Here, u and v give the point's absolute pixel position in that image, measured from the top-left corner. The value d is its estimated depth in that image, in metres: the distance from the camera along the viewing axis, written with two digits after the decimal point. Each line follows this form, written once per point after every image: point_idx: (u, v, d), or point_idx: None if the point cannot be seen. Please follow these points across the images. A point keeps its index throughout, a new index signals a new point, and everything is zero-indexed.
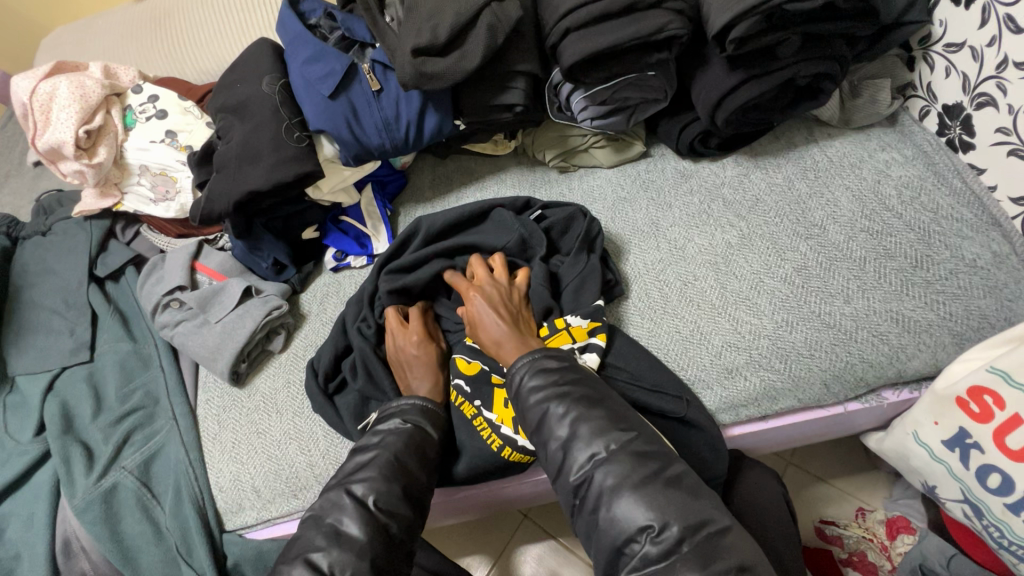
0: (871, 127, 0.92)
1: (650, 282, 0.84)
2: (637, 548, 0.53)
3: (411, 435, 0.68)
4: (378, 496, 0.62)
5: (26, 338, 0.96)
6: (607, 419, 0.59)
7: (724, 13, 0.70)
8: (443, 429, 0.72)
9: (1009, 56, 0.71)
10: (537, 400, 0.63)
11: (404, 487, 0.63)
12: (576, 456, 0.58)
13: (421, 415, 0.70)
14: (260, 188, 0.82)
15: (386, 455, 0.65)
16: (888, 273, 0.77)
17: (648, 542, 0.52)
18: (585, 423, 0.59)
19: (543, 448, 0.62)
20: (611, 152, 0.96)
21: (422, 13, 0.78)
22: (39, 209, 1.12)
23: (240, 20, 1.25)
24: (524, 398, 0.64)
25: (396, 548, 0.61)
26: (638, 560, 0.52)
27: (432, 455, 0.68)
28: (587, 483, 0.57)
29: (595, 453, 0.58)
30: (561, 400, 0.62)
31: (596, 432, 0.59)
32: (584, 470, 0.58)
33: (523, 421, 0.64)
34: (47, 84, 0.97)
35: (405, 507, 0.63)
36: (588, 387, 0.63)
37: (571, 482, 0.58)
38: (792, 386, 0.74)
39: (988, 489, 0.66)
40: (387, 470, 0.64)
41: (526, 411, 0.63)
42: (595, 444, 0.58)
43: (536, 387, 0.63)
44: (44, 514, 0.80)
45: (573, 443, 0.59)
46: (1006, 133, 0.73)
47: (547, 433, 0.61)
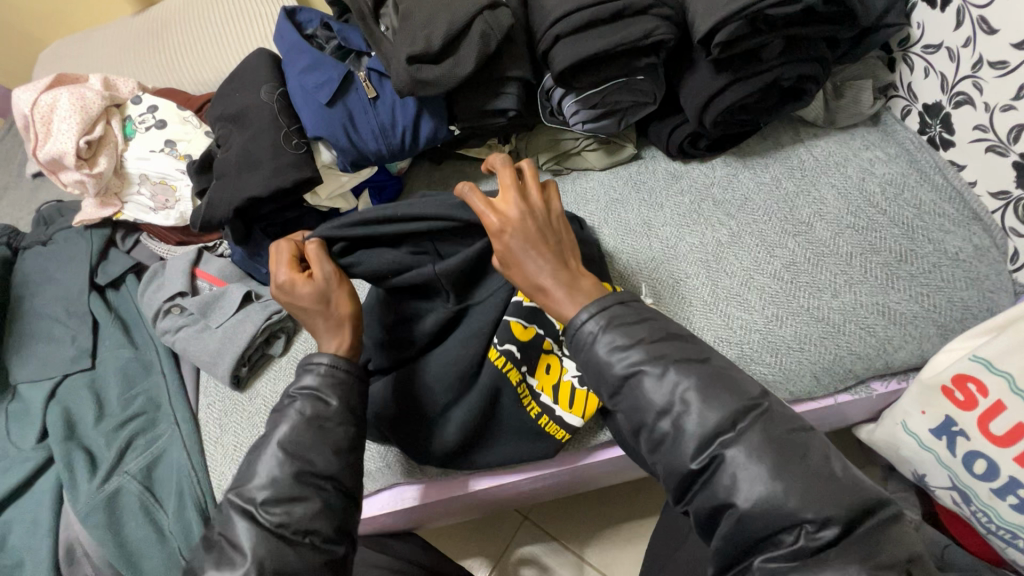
0: (855, 127, 0.94)
1: (644, 280, 0.85)
2: (787, 540, 0.48)
3: (303, 412, 0.60)
4: (265, 496, 0.55)
5: (28, 347, 0.97)
6: (719, 386, 0.53)
7: (709, 18, 0.73)
8: (349, 393, 0.62)
9: (983, 56, 0.73)
10: (626, 362, 0.54)
11: (295, 473, 0.56)
12: (692, 432, 0.51)
13: (320, 380, 0.62)
14: (259, 195, 0.84)
15: (274, 443, 0.58)
16: (873, 267, 0.79)
17: (804, 536, 0.47)
18: (691, 390, 0.52)
19: (638, 420, 0.54)
20: (603, 154, 0.98)
21: (416, 23, 0.80)
22: (39, 219, 1.13)
23: (237, 31, 1.27)
24: (605, 359, 0.55)
25: (321, 537, 0.56)
26: (790, 553, 0.48)
27: (337, 427, 0.60)
28: (713, 463, 0.51)
29: (718, 429, 0.51)
30: (658, 363, 0.54)
31: (710, 403, 0.52)
32: (707, 452, 0.51)
33: (602, 384, 0.56)
34: (48, 96, 0.99)
35: (311, 493, 0.56)
36: (681, 344, 0.56)
37: (694, 463, 0.51)
38: (783, 378, 0.75)
39: (975, 475, 0.68)
40: (284, 459, 0.57)
41: (607, 374, 0.55)
42: (714, 419, 0.51)
43: (620, 348, 0.55)
44: (47, 520, 0.81)
45: (686, 416, 0.52)
46: (984, 130, 0.76)
47: (647, 402, 0.53)
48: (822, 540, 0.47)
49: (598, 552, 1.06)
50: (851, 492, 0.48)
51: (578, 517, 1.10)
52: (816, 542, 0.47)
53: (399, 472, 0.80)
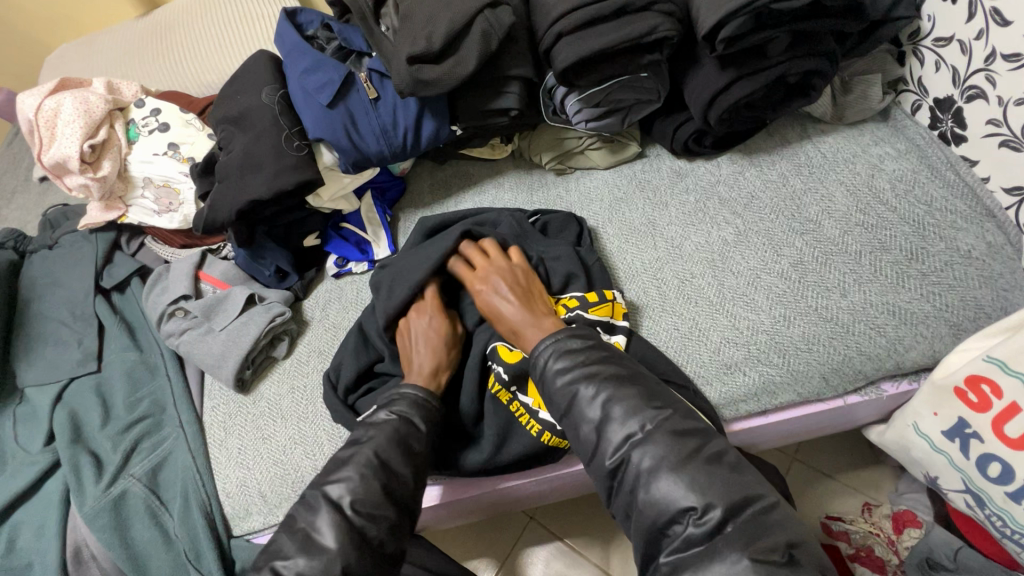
0: (864, 123, 0.92)
1: (648, 281, 0.84)
2: (680, 530, 0.50)
3: (392, 429, 0.64)
4: (355, 497, 0.59)
5: (34, 350, 0.97)
6: (640, 396, 0.56)
7: (714, 13, 0.72)
8: (432, 422, 0.67)
9: (996, 49, 0.71)
10: (564, 382, 0.59)
11: (385, 486, 0.60)
12: (611, 438, 0.55)
13: (411, 406, 0.66)
14: (261, 197, 0.84)
15: (366, 452, 0.62)
16: (883, 265, 0.78)
17: (692, 524, 0.50)
18: (615, 402, 0.56)
19: (576, 433, 0.58)
20: (607, 153, 0.97)
21: (416, 22, 0.79)
22: (45, 223, 1.14)
23: (239, 32, 1.27)
24: (548, 380, 0.61)
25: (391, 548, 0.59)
26: (683, 541, 0.50)
27: (421, 451, 0.64)
28: (623, 466, 0.54)
29: (630, 434, 0.55)
30: (590, 381, 0.58)
31: (629, 411, 0.56)
32: (619, 453, 0.55)
33: (551, 406, 0.61)
34: (51, 101, 0.99)
35: (390, 507, 0.60)
36: (614, 364, 0.60)
37: (606, 466, 0.55)
38: (791, 379, 0.74)
39: (989, 479, 0.66)
40: (376, 467, 0.61)
41: (550, 393, 0.61)
42: (631, 425, 0.55)
43: (563, 370, 0.60)
44: (55, 522, 0.81)
45: (607, 424, 0.56)
46: (997, 125, 0.74)
47: (578, 416, 0.58)
48: (707, 526, 0.49)
49: (604, 553, 1.05)
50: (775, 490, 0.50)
51: (584, 518, 1.09)
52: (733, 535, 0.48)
53: None
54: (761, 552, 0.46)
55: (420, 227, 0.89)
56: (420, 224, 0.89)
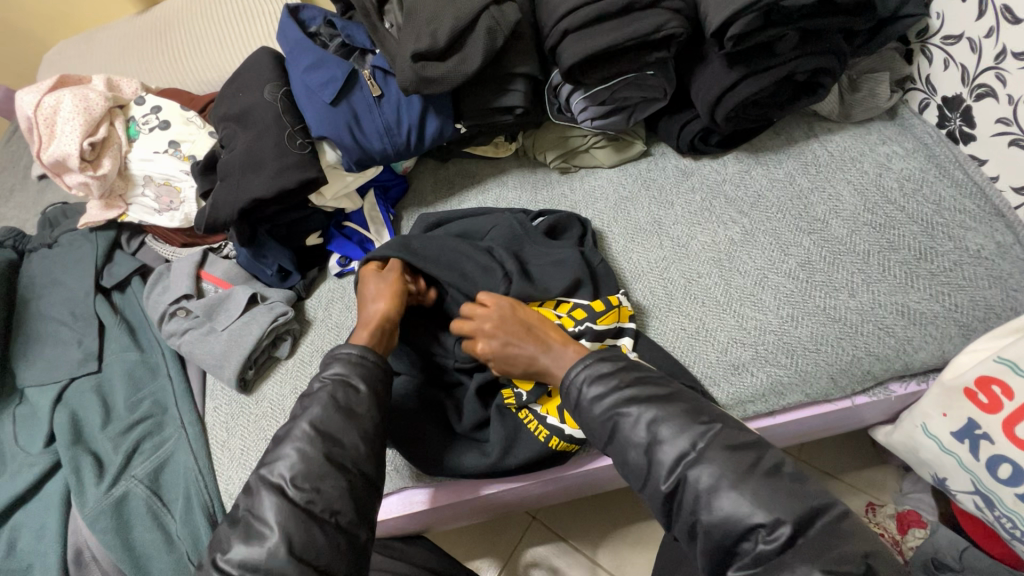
0: (871, 121, 0.92)
1: (654, 281, 0.84)
2: (750, 547, 0.49)
3: (334, 395, 0.61)
4: (295, 472, 0.57)
5: (34, 350, 0.96)
6: (686, 414, 0.55)
7: (722, 11, 0.71)
8: (374, 381, 0.64)
9: (1007, 46, 0.71)
10: (604, 407, 0.58)
11: (326, 453, 0.58)
12: (663, 459, 0.54)
13: (348, 367, 0.64)
14: (264, 196, 0.83)
15: (302, 425, 0.59)
16: (892, 265, 0.77)
17: (761, 541, 0.48)
18: (658, 422, 0.55)
19: (622, 459, 0.57)
20: (612, 152, 0.96)
21: (421, 19, 0.79)
22: (45, 221, 1.13)
23: (240, 29, 1.26)
24: (587, 406, 0.60)
25: (347, 521, 0.56)
26: (754, 560, 0.49)
27: (365, 413, 0.62)
28: (681, 487, 0.53)
29: (684, 453, 0.53)
30: (631, 403, 0.57)
31: (675, 431, 0.54)
32: (674, 475, 0.53)
33: (592, 432, 0.60)
34: (51, 98, 0.98)
35: (339, 474, 0.57)
36: (652, 383, 0.59)
37: (663, 489, 0.54)
38: (799, 380, 0.73)
39: (999, 480, 0.66)
40: (315, 438, 0.58)
41: (590, 419, 0.59)
42: (681, 443, 0.54)
43: (597, 395, 0.59)
44: (56, 524, 0.80)
45: (657, 446, 0.55)
46: (1007, 124, 0.73)
47: (624, 441, 0.57)
48: (776, 544, 0.48)
49: (607, 553, 1.05)
50: (797, 495, 0.50)
51: (587, 518, 1.09)
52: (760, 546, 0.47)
53: (407, 476, 0.78)
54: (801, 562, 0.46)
55: (420, 221, 0.89)
56: (421, 220, 0.89)
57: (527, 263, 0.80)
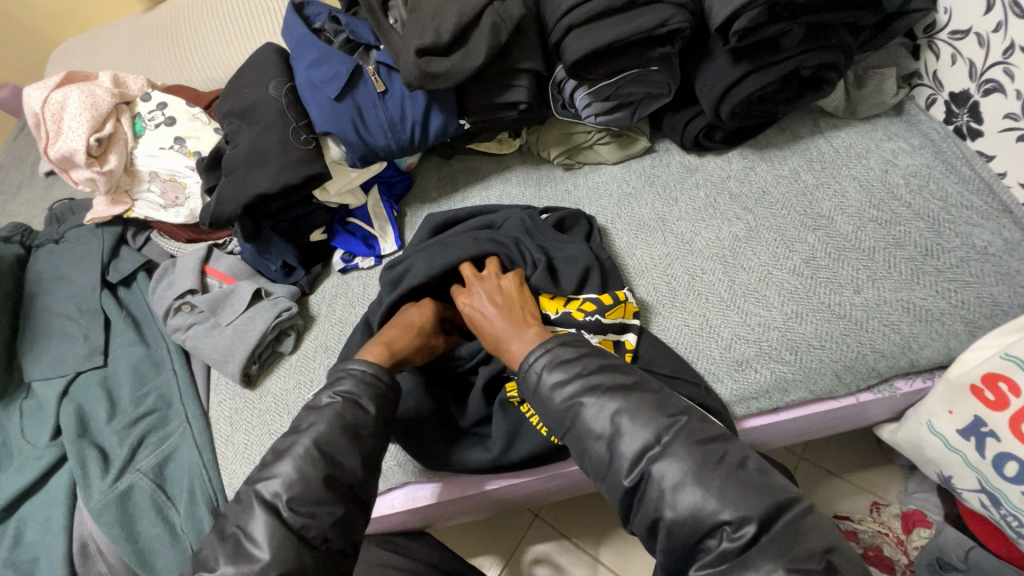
0: (877, 117, 0.91)
1: (658, 277, 0.83)
2: (714, 544, 0.49)
3: (341, 412, 0.61)
4: (293, 494, 0.56)
5: (41, 345, 0.97)
6: (651, 406, 0.55)
7: (727, 5, 0.71)
8: (383, 402, 0.64)
9: (1015, 41, 0.70)
10: (567, 396, 0.58)
11: (326, 478, 0.57)
12: (625, 452, 0.54)
13: (359, 387, 0.63)
14: (268, 191, 0.83)
15: (304, 442, 0.59)
16: (898, 262, 0.77)
17: (726, 539, 0.48)
18: (619, 413, 0.55)
19: (583, 449, 0.57)
20: (616, 148, 0.96)
21: (425, 14, 0.79)
22: (52, 217, 1.14)
23: (246, 26, 1.26)
24: (548, 394, 0.59)
25: (337, 547, 0.56)
26: (717, 557, 0.49)
27: (370, 438, 0.61)
28: (643, 481, 0.53)
29: (646, 446, 0.53)
30: (593, 392, 0.57)
31: (638, 423, 0.54)
32: (637, 469, 0.53)
33: (550, 420, 0.59)
34: (58, 94, 0.98)
35: (337, 501, 0.57)
36: (613, 372, 0.59)
37: (624, 484, 0.53)
38: (803, 377, 0.73)
39: (1005, 478, 0.65)
40: (316, 455, 0.58)
41: (551, 408, 0.59)
42: (644, 435, 0.54)
43: (559, 383, 0.59)
44: (61, 517, 0.81)
45: (619, 438, 0.54)
46: (1015, 119, 0.73)
47: (586, 431, 0.56)
48: (740, 542, 0.47)
49: (609, 551, 1.05)
50: (787, 491, 0.50)
51: (589, 516, 1.08)
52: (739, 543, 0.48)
53: (410, 471, 0.79)
54: (801, 560, 0.46)
55: (428, 222, 0.89)
56: (427, 221, 0.89)
57: (550, 258, 0.79)
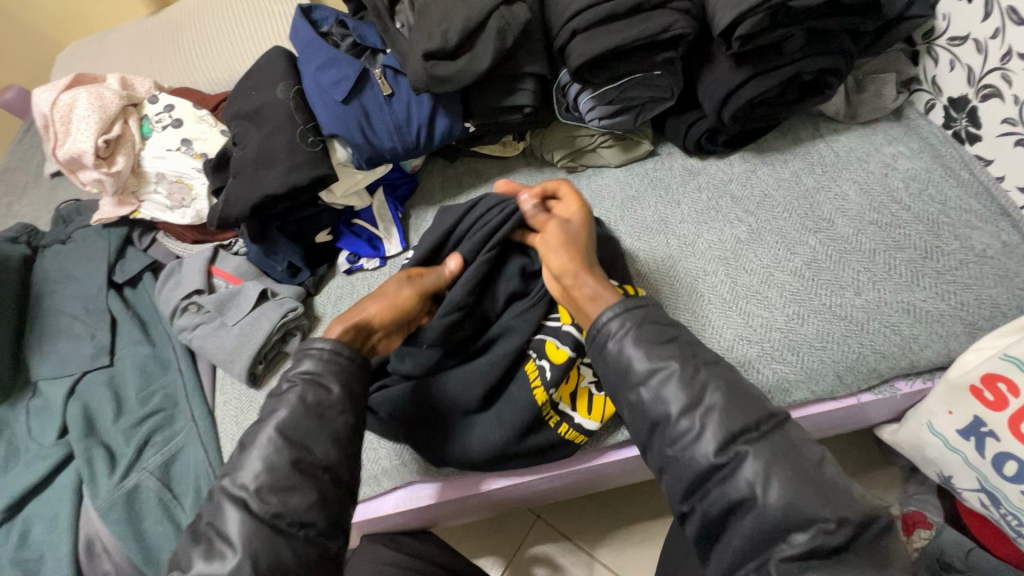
0: (877, 122, 0.92)
1: (661, 278, 0.84)
2: (801, 539, 0.48)
3: (303, 396, 0.61)
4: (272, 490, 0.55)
5: (47, 344, 0.97)
6: (744, 393, 0.56)
7: (730, 11, 0.72)
8: (346, 378, 0.63)
9: (1012, 48, 0.71)
10: (654, 356, 0.58)
11: (294, 462, 0.57)
12: (718, 431, 0.53)
13: (320, 365, 0.63)
14: (276, 192, 0.84)
15: (269, 431, 0.59)
16: (898, 264, 0.78)
17: (821, 534, 0.48)
18: (715, 390, 0.55)
19: (662, 416, 0.56)
20: (619, 151, 0.97)
21: (433, 19, 0.80)
22: (58, 218, 1.14)
23: (251, 29, 1.27)
24: (638, 355, 0.58)
25: (317, 532, 0.56)
26: (804, 552, 0.48)
27: (337, 417, 0.61)
28: (734, 462, 0.52)
29: (743, 429, 0.53)
30: (684, 361, 0.57)
31: (735, 406, 0.54)
32: (729, 449, 0.52)
33: (631, 379, 0.58)
34: (67, 96, 0.99)
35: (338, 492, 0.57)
36: (705, 353, 0.60)
37: (713, 459, 0.52)
38: (804, 377, 0.74)
39: (1005, 478, 0.66)
40: (282, 446, 0.58)
41: (636, 369, 0.58)
42: (741, 420, 0.53)
43: (648, 344, 0.59)
44: (68, 515, 0.82)
45: (711, 414, 0.54)
46: (1012, 124, 0.74)
47: (673, 399, 0.55)
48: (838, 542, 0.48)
49: (611, 552, 1.05)
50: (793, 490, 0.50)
51: (591, 517, 1.09)
52: (831, 541, 0.47)
53: (415, 471, 0.79)
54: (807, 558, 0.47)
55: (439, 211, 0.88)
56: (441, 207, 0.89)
57: None
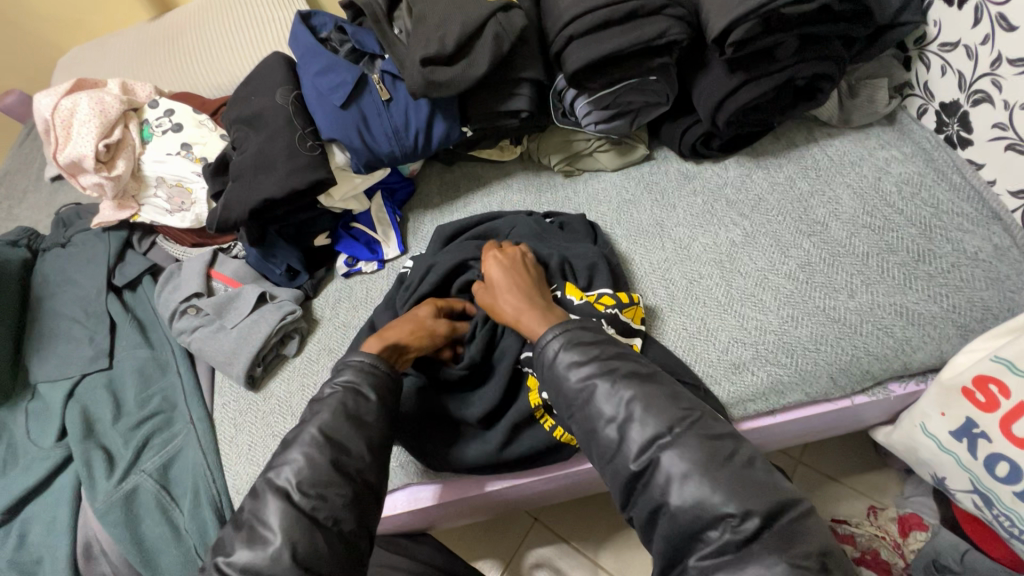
0: (871, 126, 0.93)
1: (657, 282, 0.85)
2: (715, 536, 0.50)
3: (343, 401, 0.63)
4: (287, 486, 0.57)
5: (47, 347, 0.98)
6: (665, 397, 0.57)
7: (724, 17, 0.73)
8: (386, 394, 0.66)
9: (1003, 53, 0.72)
10: (579, 376, 0.60)
11: (334, 461, 0.59)
12: (636, 437, 0.55)
13: (358, 375, 0.65)
14: (274, 196, 0.85)
15: (312, 430, 0.60)
16: (891, 267, 0.78)
17: (729, 531, 0.49)
18: (633, 398, 0.57)
19: (591, 430, 0.58)
20: (615, 155, 0.98)
21: (430, 25, 0.81)
22: (59, 222, 1.15)
23: (251, 35, 1.28)
24: (563, 373, 0.61)
25: (349, 530, 0.57)
26: (717, 548, 0.50)
27: (373, 422, 0.63)
28: (651, 468, 0.54)
29: (657, 435, 0.55)
30: (608, 376, 0.59)
31: (651, 412, 0.56)
32: (645, 454, 0.54)
33: (563, 399, 0.61)
34: (68, 101, 1.00)
35: (346, 483, 0.58)
36: (629, 361, 0.61)
37: (632, 468, 0.55)
38: (799, 380, 0.74)
39: (997, 478, 0.67)
40: (324, 445, 0.60)
41: (564, 387, 0.60)
42: (656, 425, 0.55)
43: (576, 362, 0.60)
44: (66, 517, 0.82)
45: (630, 423, 0.56)
46: (1003, 128, 0.75)
47: (596, 413, 0.58)
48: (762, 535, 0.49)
49: (609, 554, 1.06)
50: (784, 490, 0.51)
51: (589, 520, 1.09)
52: (739, 536, 0.49)
53: (412, 472, 0.80)
54: (800, 558, 0.47)
55: (438, 234, 0.90)
56: (438, 233, 0.90)
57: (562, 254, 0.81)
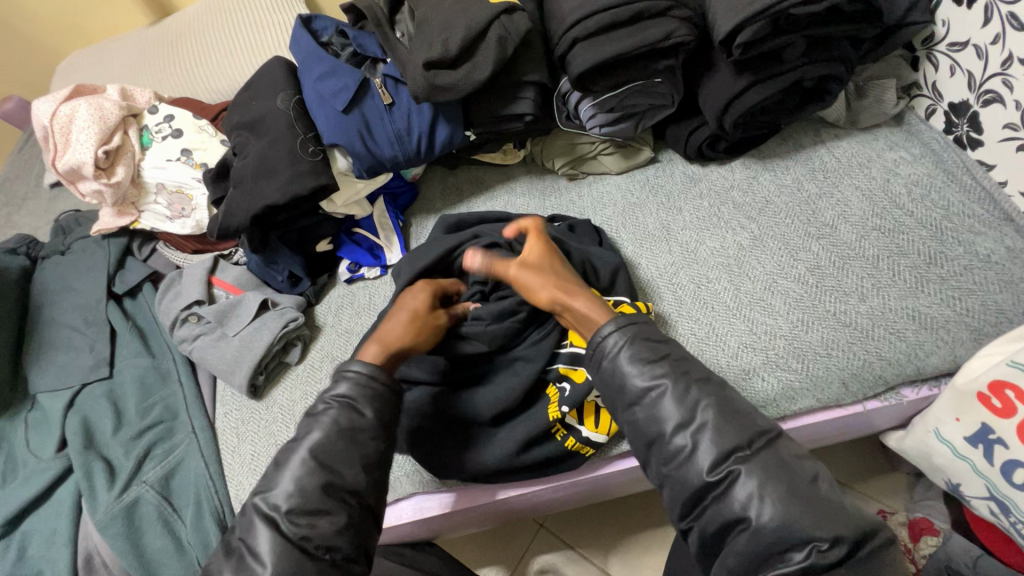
0: (878, 127, 0.92)
1: (664, 286, 0.84)
2: (799, 557, 0.49)
3: (337, 420, 0.61)
4: (291, 506, 0.57)
5: (46, 356, 0.97)
6: (737, 410, 0.57)
7: (732, 17, 0.72)
8: (383, 404, 0.64)
9: (1013, 53, 0.71)
10: (649, 376, 0.59)
11: (324, 485, 0.58)
12: (712, 448, 0.55)
13: (356, 389, 0.63)
14: (276, 202, 0.83)
15: (302, 454, 0.59)
16: (902, 270, 0.77)
17: (816, 553, 0.49)
18: (708, 407, 0.57)
19: (657, 434, 0.58)
20: (620, 158, 0.97)
21: (432, 29, 0.80)
22: (57, 229, 1.14)
23: (250, 38, 1.28)
24: (630, 371, 0.60)
25: (341, 556, 0.57)
26: (801, 570, 0.49)
27: (365, 435, 0.61)
28: (729, 481, 0.53)
29: (737, 448, 0.54)
30: (681, 380, 0.59)
31: (727, 423, 0.56)
32: (723, 466, 0.54)
33: (625, 398, 0.60)
34: (67, 107, 0.99)
35: (337, 509, 0.58)
36: (698, 367, 0.61)
37: (707, 478, 0.54)
38: (811, 385, 0.73)
39: (1015, 486, 0.65)
40: (315, 468, 0.59)
41: (628, 387, 0.60)
42: (734, 438, 0.55)
43: (645, 361, 0.60)
44: (67, 530, 0.81)
45: (704, 430, 0.56)
46: (1014, 129, 0.74)
47: (662, 414, 0.58)
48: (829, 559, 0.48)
49: (615, 561, 1.04)
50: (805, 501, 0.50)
51: (595, 526, 1.08)
52: (826, 560, 0.48)
53: (418, 482, 0.78)
54: None
55: (440, 223, 0.91)
56: (442, 219, 0.91)
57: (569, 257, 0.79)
